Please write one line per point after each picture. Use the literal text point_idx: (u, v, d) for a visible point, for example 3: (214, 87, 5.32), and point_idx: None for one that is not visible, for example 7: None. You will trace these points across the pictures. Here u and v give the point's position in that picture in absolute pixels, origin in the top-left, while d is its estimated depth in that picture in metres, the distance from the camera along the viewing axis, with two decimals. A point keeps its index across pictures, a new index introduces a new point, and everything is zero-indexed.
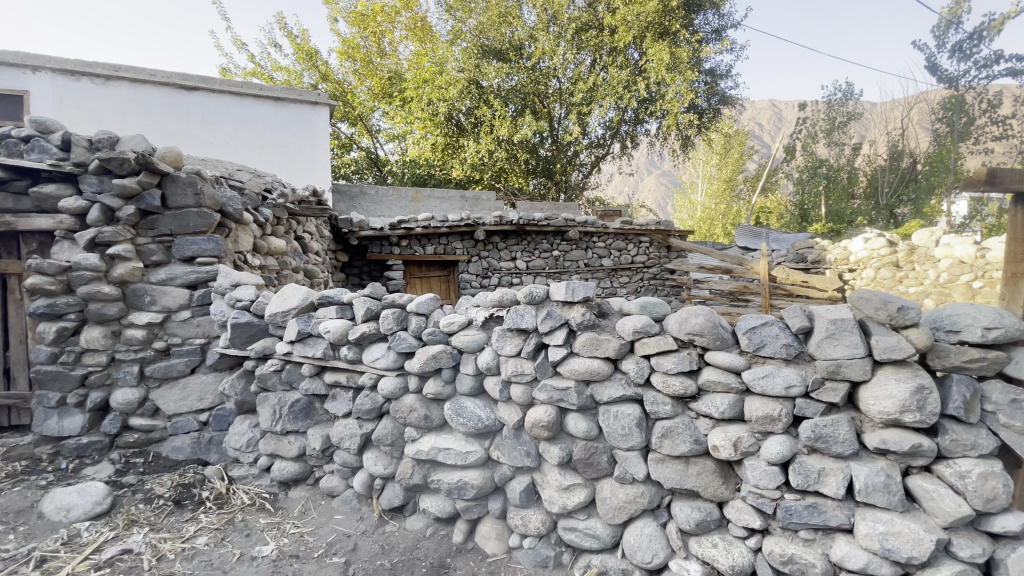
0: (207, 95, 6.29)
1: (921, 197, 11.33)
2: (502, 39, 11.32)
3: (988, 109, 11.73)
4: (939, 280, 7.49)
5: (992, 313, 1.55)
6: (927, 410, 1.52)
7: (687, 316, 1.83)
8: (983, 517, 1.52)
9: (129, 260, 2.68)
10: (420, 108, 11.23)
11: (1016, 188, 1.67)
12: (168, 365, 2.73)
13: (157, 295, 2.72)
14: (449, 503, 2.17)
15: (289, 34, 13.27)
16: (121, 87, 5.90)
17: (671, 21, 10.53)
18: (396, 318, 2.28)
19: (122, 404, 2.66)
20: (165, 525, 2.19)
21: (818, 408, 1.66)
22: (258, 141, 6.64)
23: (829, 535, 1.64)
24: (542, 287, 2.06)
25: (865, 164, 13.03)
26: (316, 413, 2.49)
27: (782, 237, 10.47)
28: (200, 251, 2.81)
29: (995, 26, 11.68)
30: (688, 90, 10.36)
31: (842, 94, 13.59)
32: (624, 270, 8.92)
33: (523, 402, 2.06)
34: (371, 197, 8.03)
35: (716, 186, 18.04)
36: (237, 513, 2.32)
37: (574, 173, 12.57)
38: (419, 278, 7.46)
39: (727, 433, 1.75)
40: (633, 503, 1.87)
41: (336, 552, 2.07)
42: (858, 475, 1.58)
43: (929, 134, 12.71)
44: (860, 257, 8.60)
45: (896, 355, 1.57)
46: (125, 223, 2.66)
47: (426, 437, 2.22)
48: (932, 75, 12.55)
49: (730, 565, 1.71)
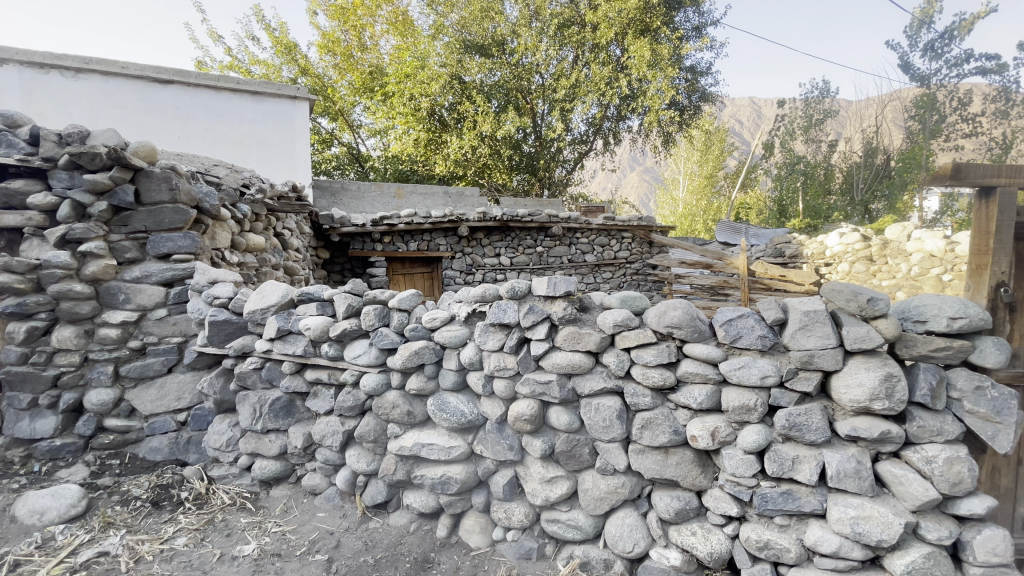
0: (182, 89, 6.15)
1: (894, 193, 11.71)
2: (484, 34, 11.33)
3: (958, 106, 12.00)
4: (910, 274, 7.73)
5: (956, 303, 1.61)
6: (895, 397, 1.57)
7: (666, 310, 1.87)
8: (949, 501, 1.57)
9: (102, 257, 2.62)
10: (402, 103, 11.09)
11: (980, 182, 1.71)
12: (144, 365, 2.67)
13: (131, 293, 2.66)
14: (433, 498, 2.18)
15: (267, 27, 13.02)
16: (92, 80, 5.74)
17: (652, 18, 10.58)
18: (378, 314, 2.27)
19: (96, 405, 2.58)
20: (142, 527, 2.15)
21: (792, 397, 1.71)
22: (235, 136, 6.50)
23: (802, 521, 1.69)
24: (524, 282, 2.08)
25: (841, 161, 13.34)
26: (297, 411, 2.48)
27: (761, 233, 10.70)
28: (175, 248, 2.77)
29: (965, 26, 12.05)
30: (669, 87, 10.45)
31: (819, 92, 13.86)
32: (607, 266, 8.97)
33: (506, 396, 2.08)
34: (353, 193, 7.94)
35: (697, 182, 18.20)
36: (217, 513, 2.30)
37: (557, 169, 12.64)
38: (402, 274, 7.45)
39: (705, 423, 1.79)
40: (615, 493, 1.91)
41: (319, 550, 2.06)
42: (831, 462, 1.63)
43: (902, 132, 13.05)
44: (836, 251, 8.86)
45: (866, 345, 1.62)
46: (96, 219, 2.59)
47: (409, 433, 2.21)
48: (905, 74, 12.84)
49: (708, 553, 1.76)
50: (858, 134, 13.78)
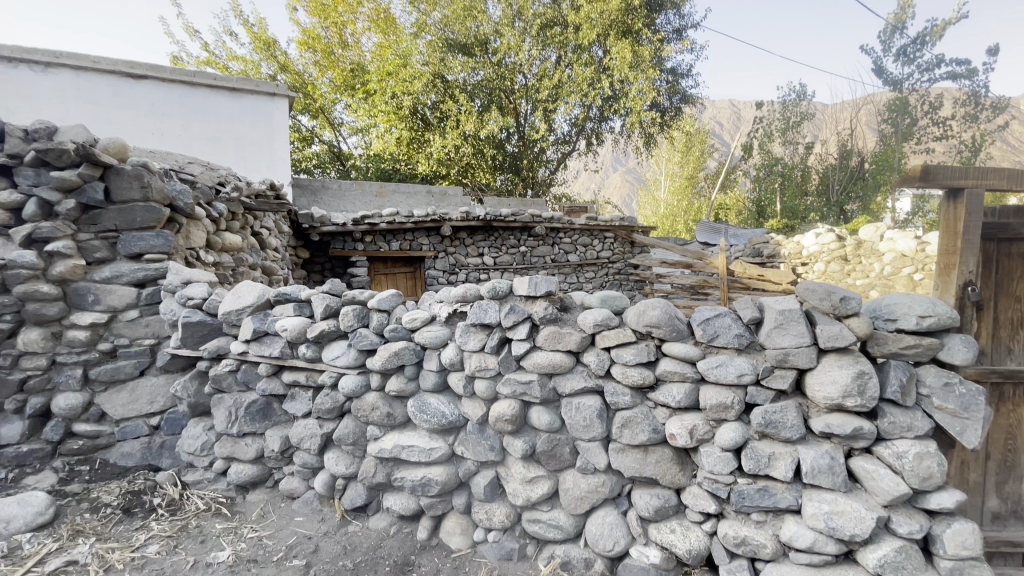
0: (157, 85, 6.00)
1: (869, 194, 12.03)
2: (467, 33, 11.30)
3: (929, 110, 12.36)
4: (883, 273, 7.95)
5: (926, 302, 1.65)
6: (867, 394, 1.61)
7: (645, 309, 1.88)
8: (920, 495, 1.61)
9: (70, 256, 2.53)
10: (384, 101, 10.93)
11: (949, 183, 1.75)
12: (115, 368, 2.59)
13: (101, 294, 2.58)
14: (413, 500, 2.16)
15: (245, 22, 12.78)
16: (62, 75, 5.56)
17: (634, 20, 10.66)
18: (356, 314, 2.24)
19: (65, 410, 2.49)
20: (113, 535, 2.08)
21: (768, 395, 1.74)
22: (212, 134, 6.36)
23: (778, 517, 1.71)
24: (505, 282, 2.08)
25: (817, 162, 13.65)
26: (274, 414, 2.43)
27: (739, 233, 10.88)
28: (148, 248, 2.69)
29: (936, 32, 12.44)
30: (651, 88, 10.55)
31: (796, 95, 14.17)
32: (589, 266, 9.01)
33: (487, 397, 2.07)
34: (334, 192, 7.83)
35: (678, 183, 18.42)
36: (191, 519, 2.24)
37: (541, 170, 12.68)
38: (384, 274, 7.39)
39: (683, 421, 1.80)
40: (596, 492, 1.91)
41: (297, 555, 2.02)
42: (805, 458, 1.66)
43: (876, 135, 13.40)
44: (812, 251, 9.03)
45: (839, 343, 1.65)
46: (64, 218, 2.51)
47: (389, 435, 2.19)
48: (878, 78, 13.17)
49: (687, 550, 1.77)
50: (834, 137, 14.09)
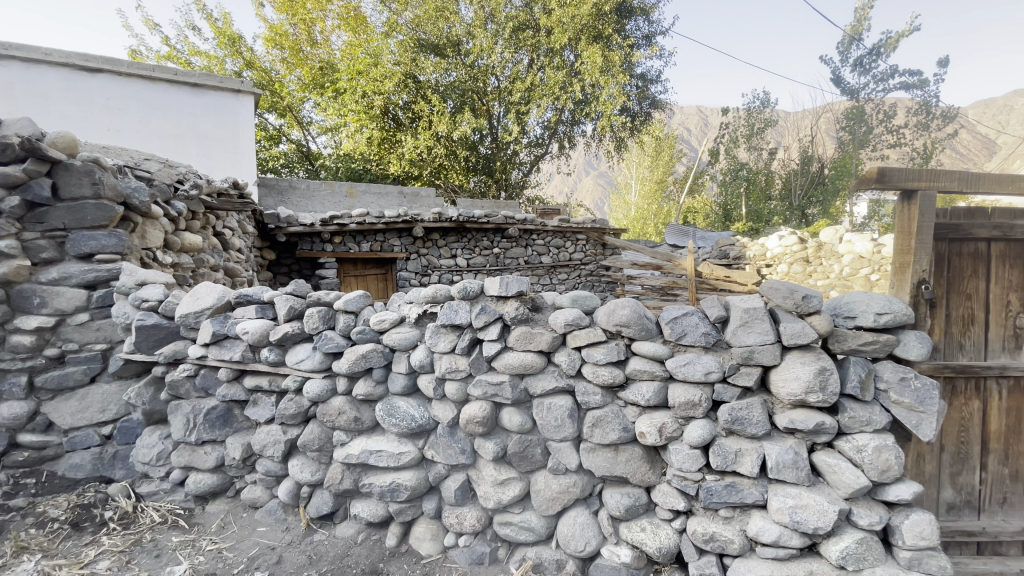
0: (114, 78, 5.73)
1: (828, 199, 12.54)
2: (439, 34, 11.24)
3: (884, 119, 12.95)
4: (842, 274, 8.26)
5: (883, 300, 1.71)
6: (828, 390, 1.65)
7: (615, 309, 1.88)
8: (879, 488, 1.65)
9: (13, 257, 2.38)
10: (354, 100, 10.78)
11: (903, 185, 1.82)
12: (63, 375, 2.44)
13: (47, 297, 2.43)
14: (382, 506, 2.10)
15: (208, 16, 12.39)
16: (10, 67, 5.24)
17: (604, 25, 10.80)
18: (322, 316, 2.17)
19: (7, 419, 2.33)
20: (61, 551, 1.96)
21: (734, 392, 1.77)
22: (173, 131, 6.12)
23: (746, 512, 1.74)
24: (476, 282, 2.05)
25: (780, 168, 14.12)
26: (235, 421, 2.34)
27: (707, 236, 11.12)
28: (99, 248, 2.55)
29: (890, 44, 13.07)
30: (621, 93, 10.69)
31: (760, 103, 14.64)
32: (562, 268, 9.07)
33: (457, 399, 2.04)
34: (302, 191, 7.64)
35: (648, 187, 18.77)
36: (145, 533, 2.13)
37: (513, 172, 12.70)
38: (354, 276, 7.26)
39: (652, 420, 1.81)
40: (566, 493, 1.91)
41: (259, 566, 1.94)
42: (771, 454, 1.69)
43: (835, 142, 13.96)
44: (775, 253, 9.34)
45: (802, 340, 1.68)
46: (7, 215, 2.36)
47: (356, 440, 2.14)
48: (837, 87, 13.73)
49: (657, 547, 1.78)
50: (795, 143, 14.62)
